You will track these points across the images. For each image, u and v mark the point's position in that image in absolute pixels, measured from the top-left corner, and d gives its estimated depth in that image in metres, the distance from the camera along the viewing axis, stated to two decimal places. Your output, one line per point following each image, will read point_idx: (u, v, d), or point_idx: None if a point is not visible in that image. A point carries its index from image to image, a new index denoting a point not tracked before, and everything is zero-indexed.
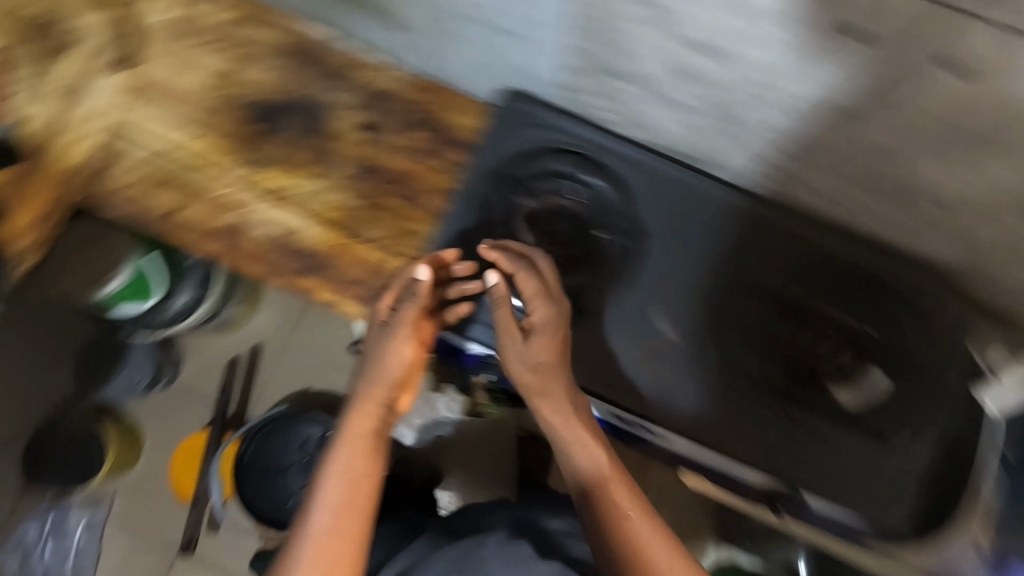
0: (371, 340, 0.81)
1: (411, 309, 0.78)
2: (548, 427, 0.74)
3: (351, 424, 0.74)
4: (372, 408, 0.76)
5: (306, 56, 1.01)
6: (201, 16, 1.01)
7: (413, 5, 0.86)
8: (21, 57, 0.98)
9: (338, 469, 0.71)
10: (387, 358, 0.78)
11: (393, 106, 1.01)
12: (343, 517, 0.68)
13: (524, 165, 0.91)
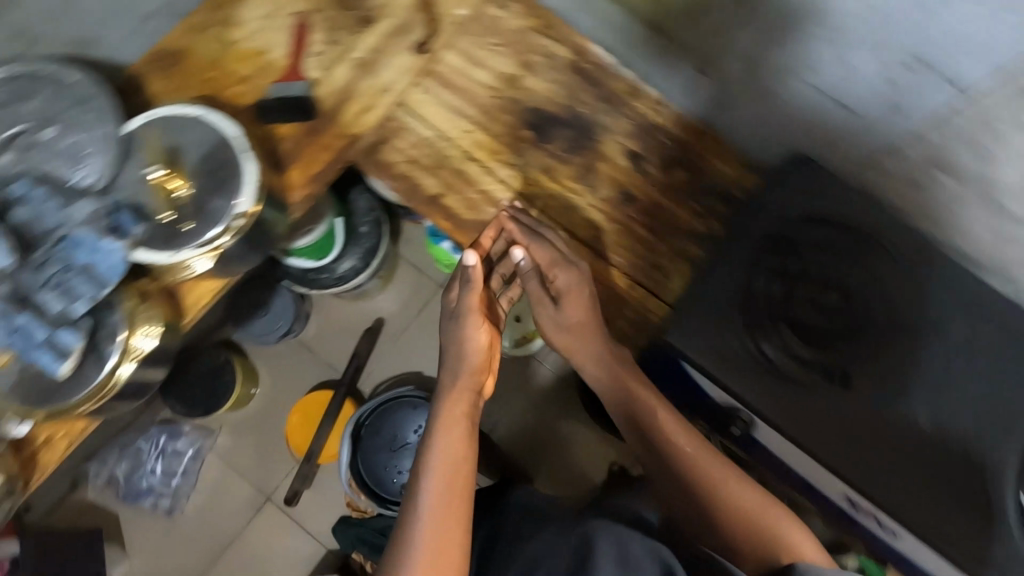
0: (442, 326, 0.99)
1: (467, 295, 0.96)
2: (655, 416, 0.93)
3: (450, 408, 0.91)
4: (460, 392, 0.93)
5: (589, 76, 1.03)
6: (498, 16, 1.04)
7: (739, 57, 0.86)
8: (328, 22, 1.04)
9: (439, 452, 0.87)
10: (462, 348, 0.95)
11: (663, 141, 1.02)
12: (445, 490, 0.84)
13: (803, 232, 0.90)
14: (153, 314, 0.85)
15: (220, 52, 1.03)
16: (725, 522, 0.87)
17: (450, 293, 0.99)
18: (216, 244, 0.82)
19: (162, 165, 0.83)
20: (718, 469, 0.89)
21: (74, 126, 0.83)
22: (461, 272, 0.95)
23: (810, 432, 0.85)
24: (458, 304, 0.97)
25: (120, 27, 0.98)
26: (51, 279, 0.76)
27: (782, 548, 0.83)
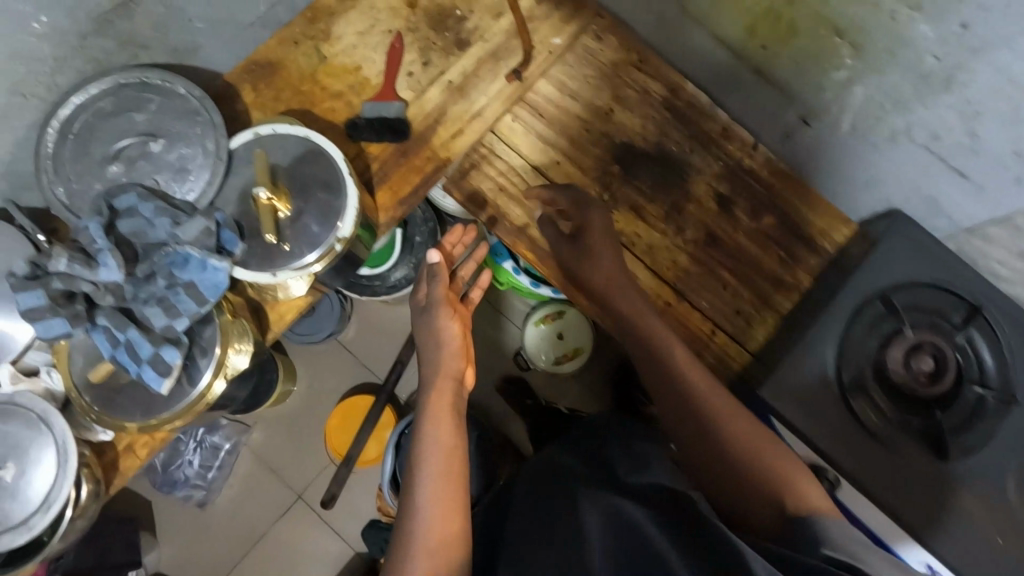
0: (416, 325, 0.95)
1: (435, 288, 0.94)
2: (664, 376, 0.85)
3: (435, 401, 0.87)
4: (442, 388, 0.88)
5: (681, 114, 1.02)
6: (593, 47, 1.03)
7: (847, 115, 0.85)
8: (422, 43, 1.04)
9: (432, 443, 0.82)
10: (439, 340, 0.91)
11: (752, 185, 1.01)
12: (440, 477, 0.78)
13: (905, 294, 0.87)
14: (242, 331, 0.85)
15: (313, 65, 1.03)
16: (742, 462, 0.78)
17: (421, 290, 0.97)
18: (315, 267, 0.82)
19: (267, 188, 0.80)
20: (711, 411, 0.81)
21: (182, 140, 0.84)
22: (422, 268, 0.97)
23: (825, 403, 0.86)
24: (431, 300, 0.93)
25: (219, 36, 0.98)
26: (154, 294, 0.76)
27: (793, 484, 0.74)
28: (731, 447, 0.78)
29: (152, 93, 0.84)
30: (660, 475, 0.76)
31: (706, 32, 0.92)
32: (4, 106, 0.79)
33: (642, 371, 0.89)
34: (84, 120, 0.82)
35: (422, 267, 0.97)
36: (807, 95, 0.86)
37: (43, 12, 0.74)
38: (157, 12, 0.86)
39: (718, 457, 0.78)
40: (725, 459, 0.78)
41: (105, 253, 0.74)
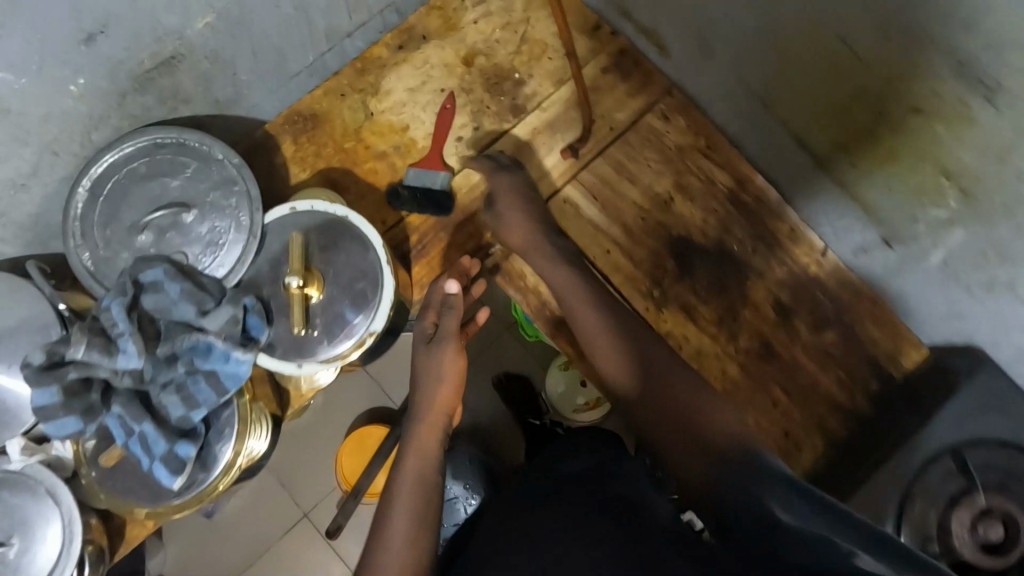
0: (416, 362, 0.89)
1: (449, 321, 0.88)
2: (607, 369, 0.81)
3: (421, 431, 0.83)
4: (433, 416, 0.85)
5: (746, 210, 0.94)
6: (658, 127, 0.95)
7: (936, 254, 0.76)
8: (475, 106, 0.98)
9: (411, 463, 0.80)
10: (436, 372, 0.86)
11: (816, 296, 0.93)
12: (415, 494, 0.76)
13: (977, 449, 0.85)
14: (258, 413, 0.83)
15: (358, 121, 0.97)
16: (693, 427, 0.70)
17: (427, 321, 0.90)
18: (342, 361, 0.78)
19: (300, 277, 0.75)
20: (658, 388, 0.75)
21: (215, 211, 0.79)
22: (433, 298, 0.91)
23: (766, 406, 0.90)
24: (439, 330, 0.88)
25: (263, 87, 0.93)
26: (173, 381, 0.72)
27: (712, 417, 0.71)
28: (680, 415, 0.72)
29: (189, 156, 0.80)
30: (648, 500, 0.68)
31: (787, 131, 0.85)
32: (35, 163, 0.75)
33: (613, 387, 0.81)
34: (116, 182, 0.78)
35: (431, 297, 0.92)
36: (894, 221, 0.78)
37: (81, 75, 0.70)
38: (201, 68, 0.81)
39: (675, 415, 0.72)
40: (685, 433, 0.70)
41: (126, 338, 0.70)
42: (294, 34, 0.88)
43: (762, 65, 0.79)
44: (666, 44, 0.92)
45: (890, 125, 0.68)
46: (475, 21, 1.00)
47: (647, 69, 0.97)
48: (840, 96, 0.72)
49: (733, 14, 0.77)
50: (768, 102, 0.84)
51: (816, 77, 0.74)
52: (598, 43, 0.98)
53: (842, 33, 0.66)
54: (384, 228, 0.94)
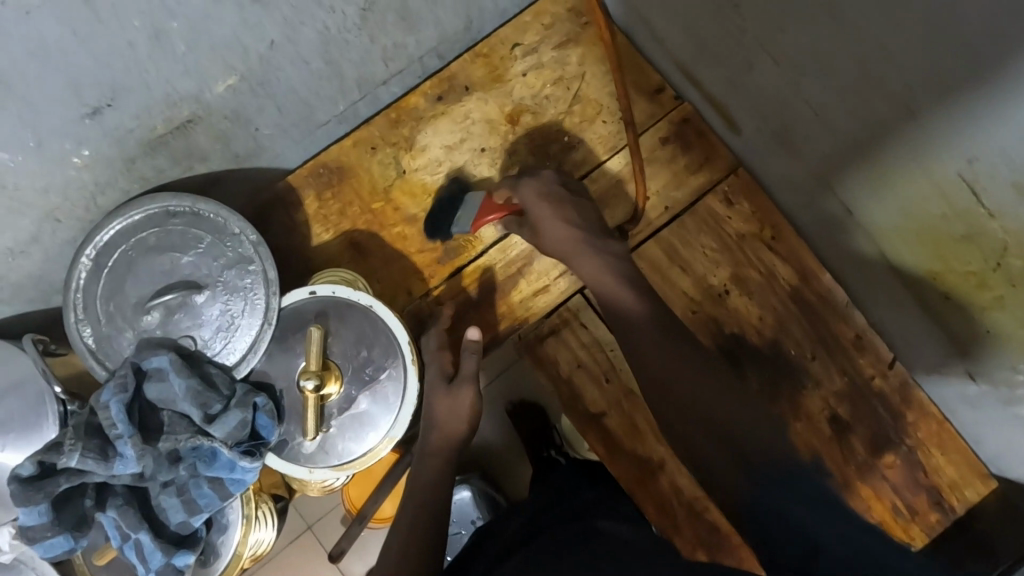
0: (432, 394, 0.77)
1: (472, 363, 0.78)
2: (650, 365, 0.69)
3: (428, 461, 0.74)
4: (443, 445, 0.75)
5: (808, 310, 0.85)
6: (718, 211, 0.87)
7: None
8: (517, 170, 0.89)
9: (416, 495, 0.71)
10: (446, 404, 0.76)
11: (877, 413, 0.85)
12: (419, 528, 0.67)
13: None
14: (260, 502, 0.78)
15: (389, 178, 0.88)
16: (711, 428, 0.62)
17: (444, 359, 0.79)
18: (356, 467, 0.73)
19: (317, 380, 0.69)
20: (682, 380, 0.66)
21: (229, 291, 0.72)
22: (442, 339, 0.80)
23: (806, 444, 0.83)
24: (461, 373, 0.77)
25: (288, 140, 0.84)
26: (174, 481, 0.66)
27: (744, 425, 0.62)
28: (714, 416, 0.63)
29: (203, 228, 0.72)
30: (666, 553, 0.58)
31: (871, 244, 0.73)
32: (34, 231, 0.68)
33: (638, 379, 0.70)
34: (122, 253, 0.71)
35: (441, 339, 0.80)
36: (987, 362, 0.69)
37: (85, 146, 0.63)
38: (219, 128, 0.73)
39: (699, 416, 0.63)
40: (711, 422, 0.62)
41: (124, 442, 0.63)
42: (325, 87, 0.79)
43: (859, 173, 0.67)
44: (737, 121, 0.81)
45: (1001, 278, 0.57)
46: (524, 73, 0.90)
47: (710, 142, 0.88)
48: (947, 235, 0.60)
49: (830, 116, 0.64)
50: (853, 211, 0.72)
51: (924, 210, 0.61)
52: (659, 109, 0.89)
53: (987, 186, 0.52)
54: (408, 299, 0.87)
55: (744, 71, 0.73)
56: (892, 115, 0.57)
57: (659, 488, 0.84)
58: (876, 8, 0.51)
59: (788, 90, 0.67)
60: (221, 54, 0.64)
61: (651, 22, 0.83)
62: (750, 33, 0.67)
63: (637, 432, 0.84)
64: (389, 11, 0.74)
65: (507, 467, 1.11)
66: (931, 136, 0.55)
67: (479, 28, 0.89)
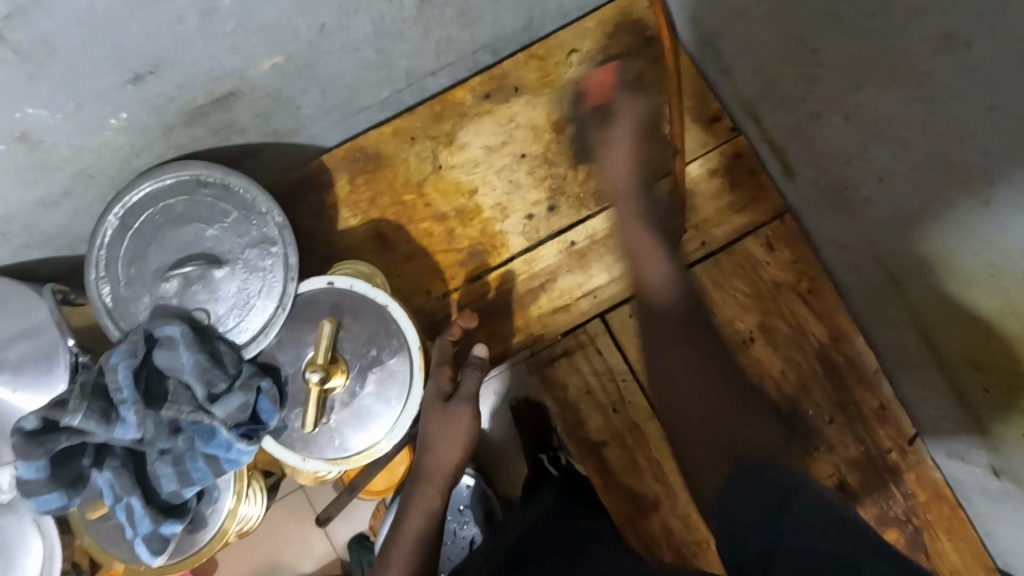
0: (428, 419, 0.73)
1: (471, 383, 0.74)
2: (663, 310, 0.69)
3: (423, 482, 0.73)
4: (434, 472, 0.73)
5: (833, 370, 0.82)
6: (756, 256, 0.83)
7: None
8: (554, 182, 0.86)
9: (412, 512, 0.72)
10: (439, 433, 0.73)
11: (886, 486, 0.81)
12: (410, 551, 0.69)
13: None
14: (252, 479, 0.78)
15: (424, 173, 0.86)
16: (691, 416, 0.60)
17: (442, 377, 0.75)
18: (349, 464, 0.72)
19: (322, 374, 0.68)
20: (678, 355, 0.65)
21: (248, 270, 0.72)
22: (446, 352, 0.76)
23: None
24: (459, 392, 0.74)
25: (329, 121, 0.83)
26: (171, 450, 0.67)
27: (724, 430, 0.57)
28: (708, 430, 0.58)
29: (230, 203, 0.72)
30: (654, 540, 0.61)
31: (914, 319, 0.69)
32: (67, 186, 0.68)
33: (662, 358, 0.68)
34: (149, 217, 0.71)
35: (443, 351, 0.76)
36: (1015, 464, 0.65)
37: (123, 110, 0.62)
38: (260, 104, 0.72)
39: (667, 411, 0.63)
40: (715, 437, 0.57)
41: (127, 408, 0.64)
42: (372, 74, 0.77)
43: (914, 247, 0.62)
44: (794, 166, 0.77)
45: None
46: (577, 83, 0.86)
47: (760, 181, 0.84)
48: (1000, 331, 0.56)
49: (895, 183, 0.60)
50: (900, 281, 0.68)
51: (977, 298, 0.57)
52: (712, 139, 0.85)
53: None
54: (426, 299, 0.86)
55: (810, 118, 0.68)
56: (961, 199, 0.53)
57: (652, 529, 0.81)
58: (969, 85, 0.46)
59: (854, 149, 0.63)
60: (270, 33, 0.62)
61: (719, 48, 0.78)
62: (824, 82, 0.62)
63: (639, 468, 0.83)
64: (447, 4, 0.71)
65: (499, 464, 1.06)
66: (1000, 228, 0.50)
67: (538, 28, 0.86)
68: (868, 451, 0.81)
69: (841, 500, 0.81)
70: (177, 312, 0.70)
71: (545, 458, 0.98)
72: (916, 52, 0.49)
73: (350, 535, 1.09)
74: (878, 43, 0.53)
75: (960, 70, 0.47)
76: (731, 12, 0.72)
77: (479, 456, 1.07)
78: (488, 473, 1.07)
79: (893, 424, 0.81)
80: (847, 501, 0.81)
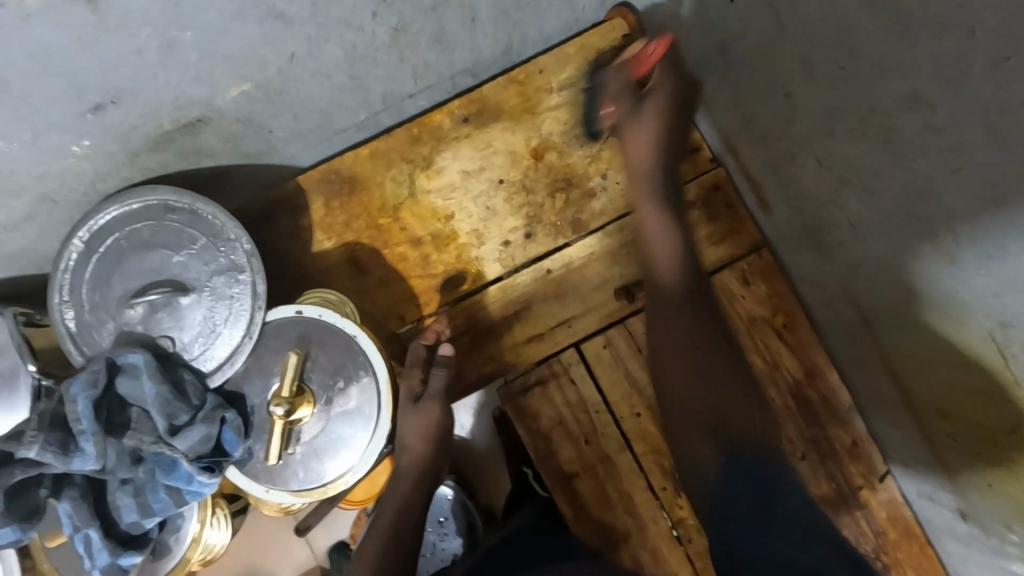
0: (404, 421, 0.77)
1: (439, 381, 0.77)
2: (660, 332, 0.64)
3: (404, 464, 0.76)
4: (411, 463, 0.76)
5: (806, 406, 0.81)
6: (733, 288, 0.83)
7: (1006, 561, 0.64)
8: (531, 208, 0.85)
9: (394, 497, 0.74)
10: (411, 428, 0.76)
11: (858, 522, 0.81)
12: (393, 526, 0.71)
13: None
14: (215, 507, 0.78)
15: (400, 196, 0.85)
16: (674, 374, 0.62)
17: (414, 380, 0.78)
18: (315, 495, 0.72)
19: (287, 407, 0.67)
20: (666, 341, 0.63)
21: (215, 298, 0.71)
22: (419, 355, 0.79)
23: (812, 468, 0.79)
24: (428, 391, 0.77)
25: (305, 144, 0.81)
26: (133, 480, 0.66)
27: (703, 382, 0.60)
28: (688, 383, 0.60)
29: (198, 229, 0.71)
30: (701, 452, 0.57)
31: (884, 363, 0.69)
32: (29, 211, 0.67)
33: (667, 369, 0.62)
34: (115, 241, 0.70)
35: (416, 355, 0.79)
36: (980, 509, 0.64)
37: (85, 139, 0.61)
38: (230, 130, 0.71)
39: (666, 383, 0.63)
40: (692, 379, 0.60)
41: (86, 439, 0.63)
42: (347, 99, 0.76)
43: (886, 294, 0.62)
44: (771, 203, 0.76)
45: (1016, 444, 0.53)
46: (556, 108, 0.86)
47: (739, 216, 0.83)
48: (966, 385, 0.56)
49: (866, 233, 0.60)
50: (873, 326, 0.68)
51: (943, 350, 0.57)
52: (690, 169, 0.84)
53: (1018, 354, 0.48)
54: (400, 324, 0.85)
55: (784, 159, 0.68)
56: (927, 254, 0.52)
57: (622, 561, 0.80)
58: (936, 147, 0.46)
59: (828, 194, 0.62)
60: (238, 65, 0.61)
61: (699, 81, 0.78)
62: (798, 126, 0.62)
63: (610, 502, 0.82)
64: (421, 34, 0.70)
65: (484, 475, 1.06)
66: (966, 288, 0.50)
67: (519, 53, 0.85)
68: (840, 490, 0.81)
69: None
70: (141, 339, 0.69)
71: (529, 471, 0.97)
72: (884, 109, 0.49)
73: (332, 542, 1.08)
74: (849, 96, 0.52)
75: (926, 131, 0.46)
76: (710, 46, 0.71)
77: (458, 466, 1.05)
78: (469, 483, 1.05)
79: (864, 462, 0.81)
80: None
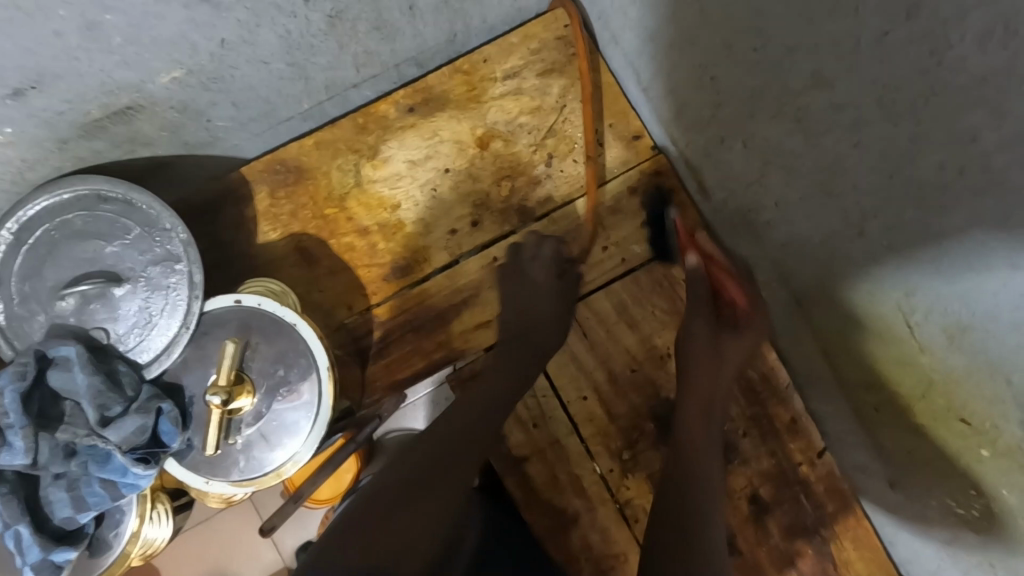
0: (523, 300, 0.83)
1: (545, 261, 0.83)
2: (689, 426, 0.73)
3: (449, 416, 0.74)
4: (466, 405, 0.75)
5: (747, 386, 0.84)
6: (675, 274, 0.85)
7: (933, 528, 0.66)
8: (478, 196, 0.86)
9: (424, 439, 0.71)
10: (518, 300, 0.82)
11: (799, 497, 0.83)
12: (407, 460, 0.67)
13: None
14: (156, 501, 0.78)
15: (346, 186, 0.85)
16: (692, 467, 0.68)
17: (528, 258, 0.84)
18: (257, 485, 0.71)
19: (224, 396, 0.66)
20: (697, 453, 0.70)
21: (151, 288, 0.70)
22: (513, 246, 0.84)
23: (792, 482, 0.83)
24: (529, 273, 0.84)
25: (248, 134, 0.81)
26: (66, 475, 0.65)
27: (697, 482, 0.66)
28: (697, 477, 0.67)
29: (133, 219, 0.70)
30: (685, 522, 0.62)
31: (815, 340, 0.71)
32: None
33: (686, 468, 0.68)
34: (45, 232, 0.68)
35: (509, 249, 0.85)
36: (907, 480, 0.66)
37: (8, 124, 0.60)
38: (165, 117, 0.70)
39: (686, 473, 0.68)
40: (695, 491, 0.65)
41: (14, 433, 0.61)
42: (287, 88, 0.76)
43: (809, 272, 0.64)
44: (708, 187, 0.78)
45: (929, 410, 0.55)
46: (502, 98, 0.86)
47: (681, 201, 0.85)
48: (884, 353, 0.58)
49: (789, 212, 0.62)
50: (803, 303, 0.70)
51: (859, 319, 0.59)
52: (633, 157, 0.86)
53: (921, 322, 0.50)
54: (348, 314, 0.85)
55: (716, 142, 0.70)
56: (842, 232, 0.54)
57: (570, 543, 0.81)
58: (838, 124, 0.48)
59: (755, 174, 0.64)
60: (165, 48, 0.61)
61: (637, 69, 0.79)
62: (724, 109, 0.64)
63: (559, 484, 0.83)
64: (359, 21, 0.71)
65: None
66: (876, 261, 0.52)
67: (464, 43, 0.86)
68: (780, 469, 0.83)
69: (755, 517, 0.83)
70: (74, 331, 0.68)
71: None
72: (792, 87, 0.51)
73: (299, 542, 1.05)
74: (761, 75, 0.54)
75: (828, 107, 0.48)
76: (644, 33, 0.73)
77: None
78: None
79: (802, 440, 0.83)
80: (759, 515, 0.83)
